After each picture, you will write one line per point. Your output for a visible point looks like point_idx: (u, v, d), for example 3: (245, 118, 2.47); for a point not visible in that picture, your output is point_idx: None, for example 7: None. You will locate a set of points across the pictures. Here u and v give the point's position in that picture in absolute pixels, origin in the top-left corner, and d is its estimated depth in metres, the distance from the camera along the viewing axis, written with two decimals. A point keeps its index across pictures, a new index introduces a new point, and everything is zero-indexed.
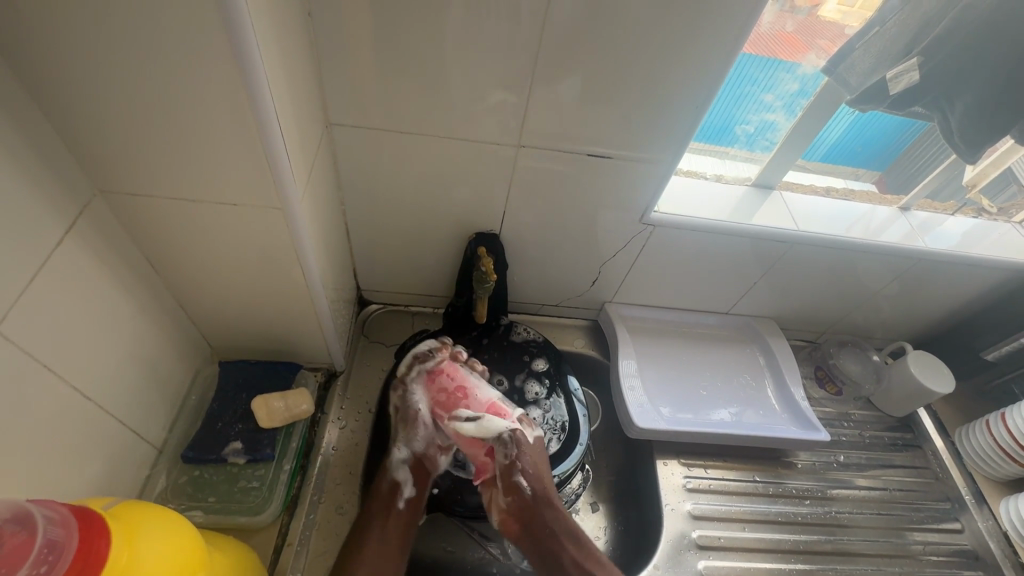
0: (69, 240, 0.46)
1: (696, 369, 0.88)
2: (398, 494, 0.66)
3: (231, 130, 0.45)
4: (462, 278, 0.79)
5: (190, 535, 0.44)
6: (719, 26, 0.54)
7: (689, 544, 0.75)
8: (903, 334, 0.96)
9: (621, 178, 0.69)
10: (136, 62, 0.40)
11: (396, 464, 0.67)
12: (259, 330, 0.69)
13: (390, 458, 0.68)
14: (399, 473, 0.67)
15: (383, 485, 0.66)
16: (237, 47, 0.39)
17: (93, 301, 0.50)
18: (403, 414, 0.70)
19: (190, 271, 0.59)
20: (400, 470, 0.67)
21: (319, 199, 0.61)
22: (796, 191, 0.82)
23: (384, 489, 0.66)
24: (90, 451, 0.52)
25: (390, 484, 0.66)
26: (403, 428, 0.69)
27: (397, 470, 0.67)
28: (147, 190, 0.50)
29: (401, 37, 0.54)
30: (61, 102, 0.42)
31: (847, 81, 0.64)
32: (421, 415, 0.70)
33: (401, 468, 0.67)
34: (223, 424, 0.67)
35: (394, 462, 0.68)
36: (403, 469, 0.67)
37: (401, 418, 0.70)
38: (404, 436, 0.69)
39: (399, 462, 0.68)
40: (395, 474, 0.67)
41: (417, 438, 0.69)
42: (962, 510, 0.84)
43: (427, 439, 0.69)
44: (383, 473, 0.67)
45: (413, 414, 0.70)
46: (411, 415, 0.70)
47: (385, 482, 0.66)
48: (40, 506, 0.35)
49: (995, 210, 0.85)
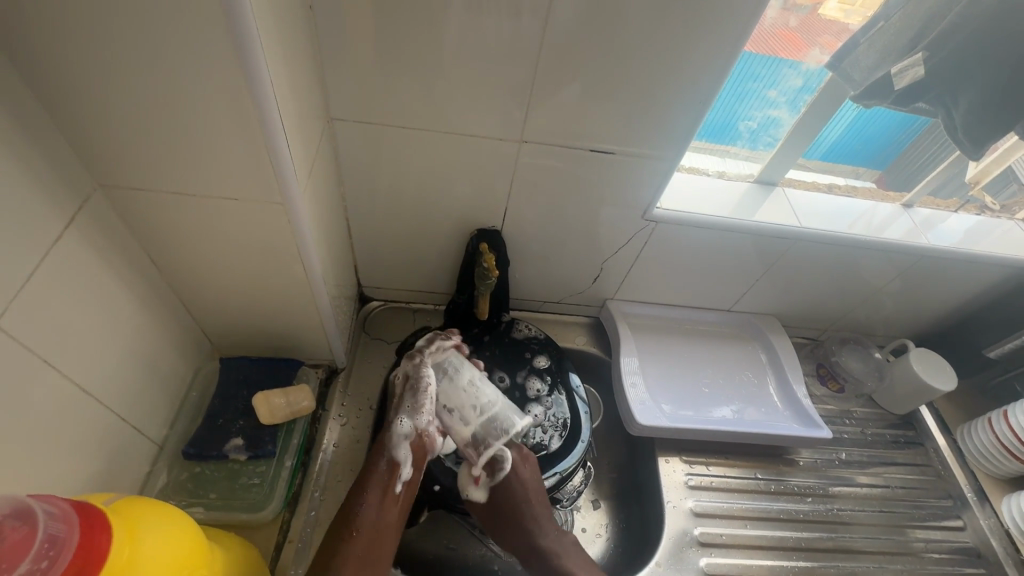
0: (68, 235, 0.46)
1: (697, 366, 0.88)
2: (396, 473, 0.65)
3: (232, 124, 0.44)
4: (464, 275, 0.79)
5: (192, 532, 0.44)
6: (723, 20, 0.53)
7: (691, 541, 0.75)
8: (905, 331, 0.96)
9: (624, 174, 0.68)
10: (137, 55, 0.39)
11: (398, 439, 0.66)
12: (260, 326, 0.69)
13: (392, 432, 0.66)
14: (399, 450, 0.66)
15: (381, 462, 0.65)
16: (238, 40, 0.39)
17: (93, 297, 0.50)
18: (412, 387, 0.69)
19: (191, 267, 0.59)
20: (401, 446, 0.66)
21: (320, 195, 0.60)
22: (798, 187, 0.82)
23: (382, 467, 0.65)
24: (91, 447, 0.51)
25: (388, 462, 0.65)
26: (409, 401, 0.68)
27: (399, 447, 0.66)
28: (147, 184, 0.49)
29: (403, 31, 0.54)
30: (60, 96, 0.42)
31: (851, 76, 0.64)
32: (430, 390, 0.68)
33: (402, 443, 0.66)
34: (224, 420, 0.67)
35: (396, 438, 0.66)
36: (404, 446, 0.66)
37: (409, 389, 0.69)
38: (409, 409, 0.68)
39: (401, 437, 0.66)
40: (395, 452, 0.66)
41: (424, 412, 0.67)
42: (964, 508, 0.84)
43: (432, 416, 0.68)
44: (381, 450, 0.66)
45: (422, 386, 0.68)
46: (421, 387, 0.68)
47: (382, 461, 0.65)
48: (41, 501, 0.35)
49: (997, 207, 0.85)
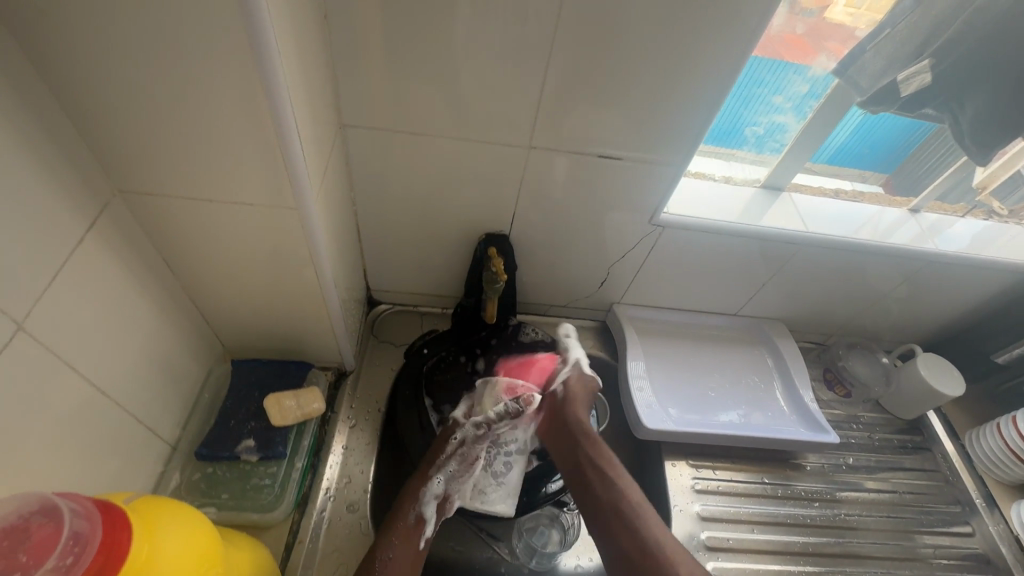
0: (89, 239, 0.47)
1: (704, 370, 0.88)
2: (420, 531, 0.64)
3: (249, 130, 0.45)
4: (472, 278, 0.79)
5: (206, 531, 0.44)
6: (731, 28, 0.54)
7: (698, 545, 0.75)
8: (912, 336, 0.96)
9: (632, 179, 0.69)
10: (159, 63, 0.41)
11: (429, 497, 0.66)
12: (272, 329, 0.70)
13: (427, 489, 0.66)
14: (427, 508, 0.65)
15: (410, 516, 0.64)
16: (257, 49, 0.40)
17: (111, 299, 0.51)
18: (465, 452, 0.69)
19: (206, 270, 0.60)
20: (430, 505, 0.65)
21: (332, 199, 0.61)
22: (804, 192, 0.82)
23: (409, 520, 0.63)
24: (107, 446, 0.52)
25: (416, 515, 0.64)
26: (455, 466, 0.69)
27: (428, 504, 0.65)
28: (165, 189, 0.50)
29: (415, 39, 0.55)
30: (86, 104, 0.43)
31: (858, 83, 0.64)
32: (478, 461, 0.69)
33: (431, 502, 0.66)
34: (236, 421, 0.68)
35: (428, 496, 0.66)
36: (431, 506, 0.66)
37: (460, 456, 0.69)
38: (452, 474, 0.68)
39: (433, 496, 0.66)
40: (423, 508, 0.65)
41: (460, 482, 0.68)
42: (972, 514, 0.84)
43: (465, 486, 0.69)
44: (413, 503, 0.64)
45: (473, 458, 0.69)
46: (470, 458, 0.69)
47: (411, 514, 0.64)
48: (66, 499, 0.36)
49: (1006, 212, 0.84)
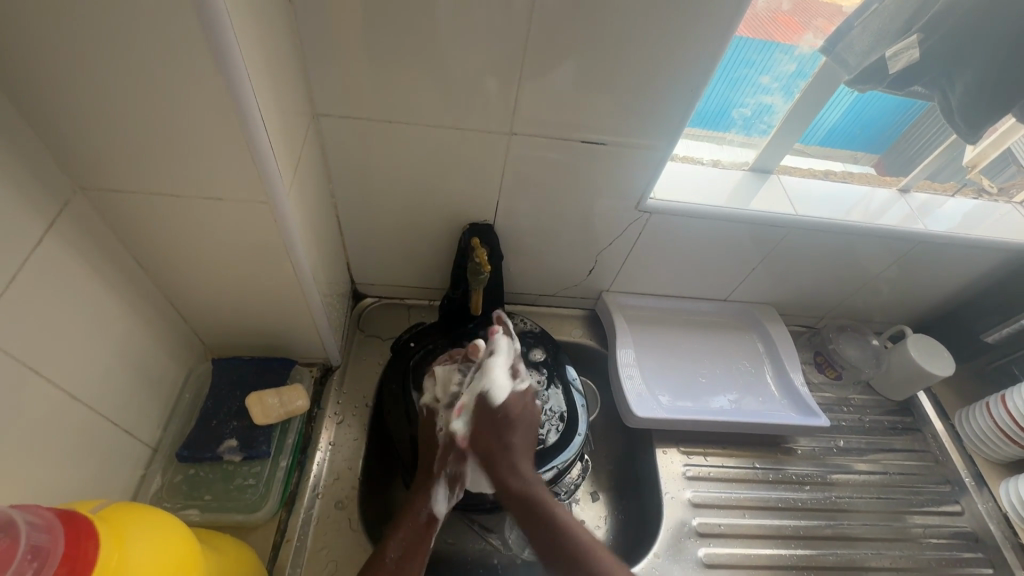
0: (50, 239, 0.45)
1: (694, 356, 0.88)
2: (431, 528, 0.63)
3: (214, 124, 0.44)
4: (456, 270, 0.78)
5: (181, 536, 0.43)
6: (713, 7, 0.52)
7: (689, 532, 0.75)
8: (903, 316, 0.95)
9: (616, 164, 0.67)
10: (110, 53, 0.38)
11: (438, 494, 0.64)
12: (253, 326, 0.68)
13: (434, 486, 0.64)
14: (438, 505, 0.64)
15: (421, 513, 0.63)
16: (214, 38, 0.38)
17: (78, 300, 0.49)
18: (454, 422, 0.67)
19: (180, 268, 0.58)
20: (440, 502, 0.64)
21: (308, 193, 0.60)
22: (794, 174, 0.81)
23: (420, 519, 0.62)
24: (82, 452, 0.51)
25: (428, 514, 0.63)
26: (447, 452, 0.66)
27: (438, 501, 0.64)
28: (130, 186, 0.49)
29: (386, 24, 0.53)
30: (34, 97, 0.41)
31: (845, 61, 0.62)
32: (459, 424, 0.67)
33: (440, 498, 0.64)
34: (217, 421, 0.67)
35: (436, 494, 0.64)
36: (441, 502, 0.64)
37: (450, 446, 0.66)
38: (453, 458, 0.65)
39: (443, 493, 0.65)
40: (435, 506, 0.64)
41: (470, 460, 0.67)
42: (962, 492, 0.84)
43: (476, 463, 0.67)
44: (423, 501, 0.63)
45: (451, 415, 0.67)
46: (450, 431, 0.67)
47: (423, 512, 0.63)
48: (22, 511, 0.34)
49: (995, 189, 0.84)
